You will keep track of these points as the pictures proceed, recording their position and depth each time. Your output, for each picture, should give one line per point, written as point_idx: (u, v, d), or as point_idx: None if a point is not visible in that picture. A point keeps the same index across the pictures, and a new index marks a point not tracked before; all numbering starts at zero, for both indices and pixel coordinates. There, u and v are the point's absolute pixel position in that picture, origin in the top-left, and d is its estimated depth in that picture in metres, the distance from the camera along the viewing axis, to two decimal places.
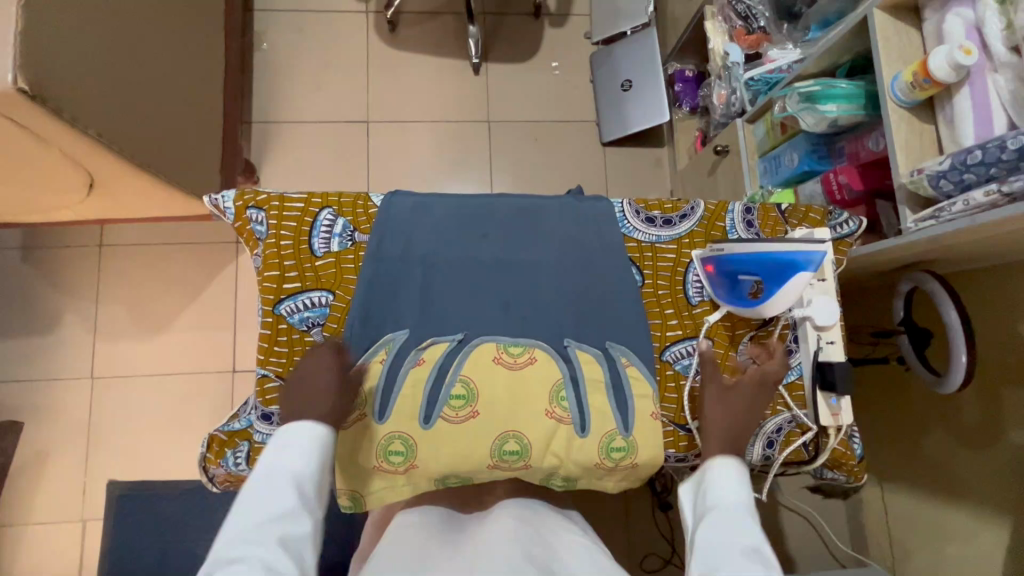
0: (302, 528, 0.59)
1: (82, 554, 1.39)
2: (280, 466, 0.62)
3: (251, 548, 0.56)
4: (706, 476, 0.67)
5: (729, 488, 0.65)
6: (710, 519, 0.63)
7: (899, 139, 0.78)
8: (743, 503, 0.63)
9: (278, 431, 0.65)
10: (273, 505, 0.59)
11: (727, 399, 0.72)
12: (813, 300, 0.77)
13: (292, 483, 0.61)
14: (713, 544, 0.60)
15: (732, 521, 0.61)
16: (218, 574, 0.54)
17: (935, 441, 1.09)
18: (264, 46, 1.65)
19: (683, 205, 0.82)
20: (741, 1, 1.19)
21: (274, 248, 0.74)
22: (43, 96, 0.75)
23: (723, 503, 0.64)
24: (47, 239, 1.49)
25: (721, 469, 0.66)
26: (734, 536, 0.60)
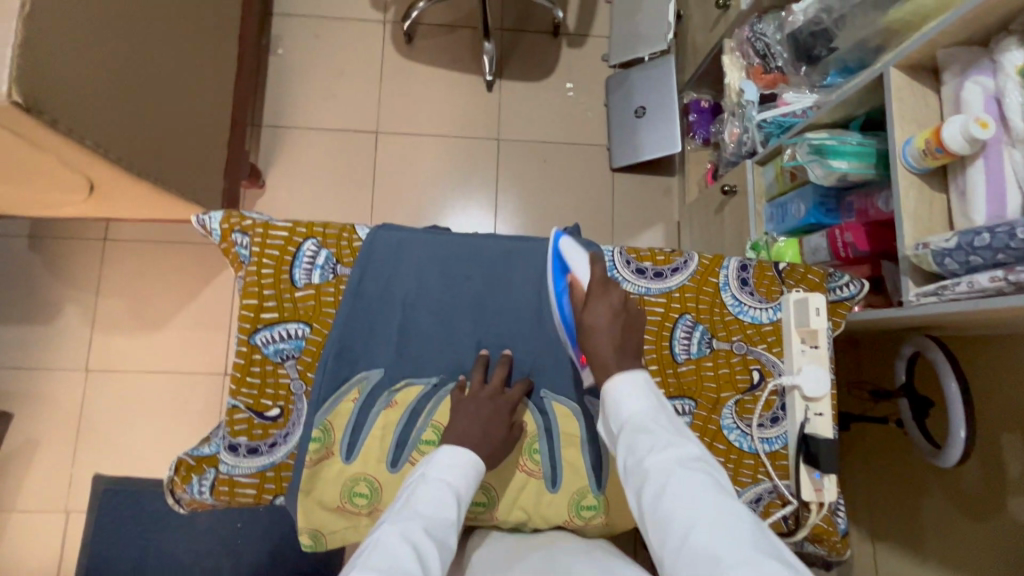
0: (449, 545, 0.57)
1: (64, 545, 1.40)
2: (444, 477, 0.62)
3: (406, 535, 0.54)
4: (609, 396, 0.62)
5: (633, 396, 0.60)
6: (628, 436, 0.59)
7: (908, 206, 0.75)
8: (649, 405, 0.60)
9: (443, 448, 0.65)
10: (428, 512, 0.57)
11: (591, 324, 0.67)
12: (802, 368, 0.74)
13: (451, 497, 0.60)
14: (640, 459, 0.56)
15: (646, 427, 0.58)
16: (373, 559, 0.51)
17: (934, 509, 1.00)
18: (280, 51, 1.65)
19: (675, 258, 0.79)
20: (760, 38, 1.16)
21: (255, 276, 0.73)
22: (38, 109, 0.75)
23: (633, 412, 0.60)
24: (53, 230, 1.51)
25: (617, 381, 0.62)
26: (653, 444, 0.56)
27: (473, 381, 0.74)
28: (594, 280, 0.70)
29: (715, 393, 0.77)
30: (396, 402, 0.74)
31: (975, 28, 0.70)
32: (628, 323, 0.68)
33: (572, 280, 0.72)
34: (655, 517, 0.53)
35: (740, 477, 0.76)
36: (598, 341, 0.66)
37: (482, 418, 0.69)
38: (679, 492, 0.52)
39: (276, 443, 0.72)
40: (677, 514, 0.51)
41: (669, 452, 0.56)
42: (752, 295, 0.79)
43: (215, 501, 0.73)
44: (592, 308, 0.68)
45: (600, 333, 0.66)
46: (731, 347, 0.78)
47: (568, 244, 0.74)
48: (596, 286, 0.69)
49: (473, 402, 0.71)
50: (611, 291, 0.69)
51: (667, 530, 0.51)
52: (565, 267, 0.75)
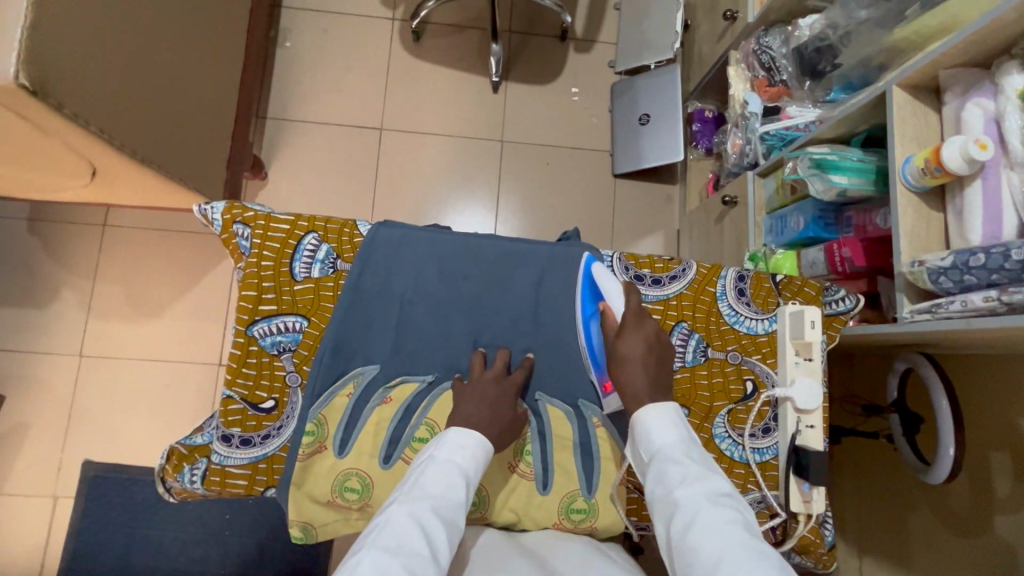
0: (458, 523, 0.58)
1: (51, 529, 1.39)
2: (453, 457, 0.62)
3: (414, 517, 0.55)
4: (638, 427, 0.64)
5: (663, 430, 0.62)
6: (657, 466, 0.60)
7: (905, 224, 0.76)
8: (679, 439, 0.62)
9: (451, 429, 0.65)
10: (438, 492, 0.58)
11: (625, 354, 0.69)
12: (796, 380, 0.74)
13: (461, 478, 0.61)
14: (670, 490, 0.58)
15: (676, 459, 0.60)
16: (382, 542, 0.53)
17: (919, 522, 1.01)
18: (287, 44, 1.66)
19: (674, 266, 0.80)
20: (765, 51, 1.16)
21: (255, 268, 0.73)
22: (44, 92, 0.75)
23: (664, 444, 0.62)
24: (53, 213, 1.50)
25: (648, 412, 0.64)
26: (682, 477, 0.58)
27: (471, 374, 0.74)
28: (629, 310, 0.72)
29: (708, 402, 0.77)
30: (390, 398, 0.74)
31: (977, 50, 0.71)
32: (661, 356, 0.70)
33: (605, 306, 0.74)
34: (682, 550, 0.53)
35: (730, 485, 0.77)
36: (631, 374, 0.67)
37: (489, 400, 0.70)
38: (709, 526, 0.53)
39: (269, 435, 0.72)
40: (705, 546, 0.51)
41: (699, 485, 0.57)
42: (748, 306, 0.80)
43: (205, 491, 0.73)
44: (628, 338, 0.70)
45: (634, 364, 0.68)
46: (726, 356, 0.79)
47: (601, 271, 0.76)
48: (631, 317, 0.71)
49: (479, 386, 0.72)
50: (646, 323, 0.71)
51: (694, 563, 0.51)
52: (597, 294, 0.76)
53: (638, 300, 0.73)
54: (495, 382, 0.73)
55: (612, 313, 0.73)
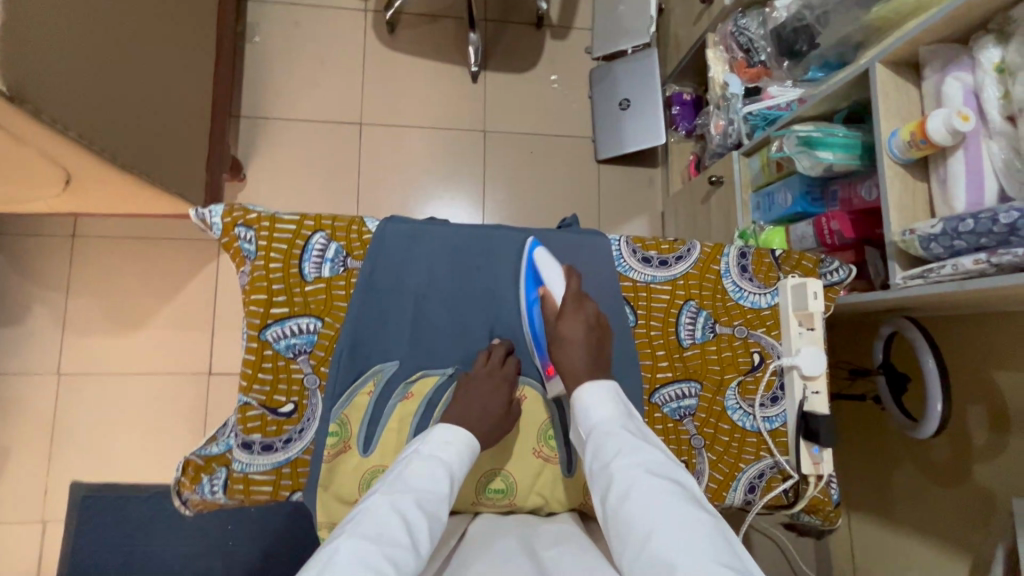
0: (441, 516, 0.59)
1: (41, 555, 1.34)
2: (437, 453, 0.63)
3: (394, 508, 0.56)
4: (576, 403, 0.67)
5: (600, 406, 0.65)
6: (595, 440, 0.63)
7: (893, 195, 0.80)
8: (617, 413, 0.65)
9: (438, 426, 0.66)
10: (421, 486, 0.59)
11: (566, 336, 0.70)
12: (801, 350, 0.78)
13: (444, 474, 0.61)
14: (605, 463, 0.60)
15: (613, 433, 0.62)
16: (356, 532, 0.53)
17: (906, 476, 1.07)
18: (257, 39, 1.60)
19: (679, 246, 0.82)
20: (743, 33, 1.20)
21: (263, 271, 0.72)
22: (21, 98, 0.71)
23: (601, 419, 0.64)
24: (17, 226, 1.42)
25: (586, 391, 0.66)
26: (618, 450, 0.60)
27: (479, 360, 0.76)
28: (568, 293, 0.74)
29: (719, 376, 0.80)
30: (411, 394, 0.74)
31: (954, 27, 0.74)
32: (601, 338, 0.72)
33: (546, 291, 0.75)
34: (617, 519, 0.56)
35: (744, 454, 0.80)
36: (572, 355, 0.69)
37: (483, 395, 0.71)
38: (642, 499, 0.56)
39: (291, 439, 0.71)
40: (639, 519, 0.54)
41: (634, 458, 0.59)
42: (752, 281, 0.82)
43: (228, 500, 0.72)
44: (568, 321, 0.71)
45: (574, 346, 0.70)
46: (733, 331, 0.81)
47: (543, 256, 0.76)
48: (570, 301, 0.73)
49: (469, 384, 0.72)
50: (585, 306, 0.73)
51: (628, 532, 0.55)
52: (537, 279, 0.77)
53: (577, 283, 0.75)
54: (483, 382, 0.73)
55: (554, 297, 0.75)
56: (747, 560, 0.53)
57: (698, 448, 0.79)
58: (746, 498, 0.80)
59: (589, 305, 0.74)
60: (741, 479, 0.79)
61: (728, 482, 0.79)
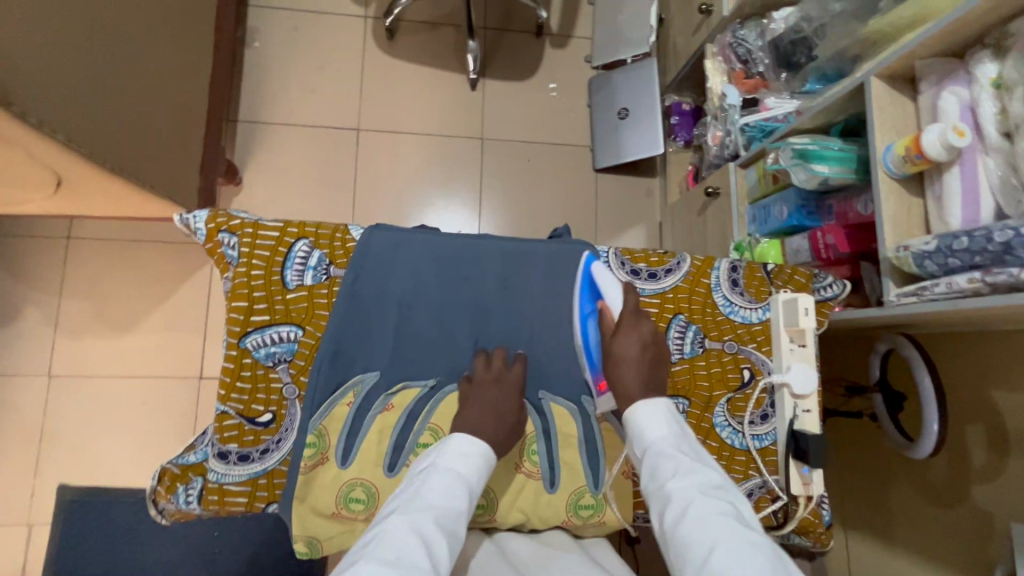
0: (459, 534, 0.57)
1: (26, 558, 1.33)
2: (453, 467, 0.62)
3: (414, 527, 0.54)
4: (631, 423, 0.66)
5: (655, 424, 0.64)
6: (650, 460, 0.62)
7: (888, 210, 0.78)
8: (672, 433, 0.63)
9: (453, 437, 0.65)
10: (439, 502, 0.57)
11: (620, 354, 0.71)
12: (791, 367, 0.76)
13: (462, 490, 0.60)
14: (662, 483, 0.59)
15: (668, 452, 0.61)
16: (377, 553, 0.51)
17: (902, 495, 1.05)
18: (256, 44, 1.60)
19: (669, 259, 0.80)
20: (741, 44, 1.20)
21: (244, 278, 0.71)
22: (6, 100, 0.71)
23: (657, 438, 0.63)
24: (13, 227, 1.42)
25: (640, 407, 0.66)
26: (673, 468, 0.59)
27: (481, 365, 0.74)
28: (626, 308, 0.74)
29: (707, 392, 0.78)
30: (392, 405, 0.73)
31: (951, 40, 0.73)
32: (656, 357, 0.72)
33: (603, 305, 0.76)
34: (675, 539, 0.54)
35: (731, 473, 0.78)
36: (626, 371, 0.69)
37: (494, 405, 0.70)
38: (700, 515, 0.54)
39: (268, 449, 0.70)
40: (696, 536, 0.52)
41: (689, 476, 0.58)
42: (742, 296, 0.81)
43: (203, 511, 0.71)
44: (624, 337, 0.72)
45: (627, 363, 0.70)
46: (722, 346, 0.80)
47: (601, 269, 0.77)
48: (628, 317, 0.73)
49: (480, 390, 0.71)
50: (643, 322, 0.73)
51: (685, 551, 0.53)
52: (596, 293, 0.78)
53: (636, 300, 0.75)
54: (493, 390, 0.72)
55: (612, 312, 0.75)
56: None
57: None
58: None
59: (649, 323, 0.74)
60: None
61: None
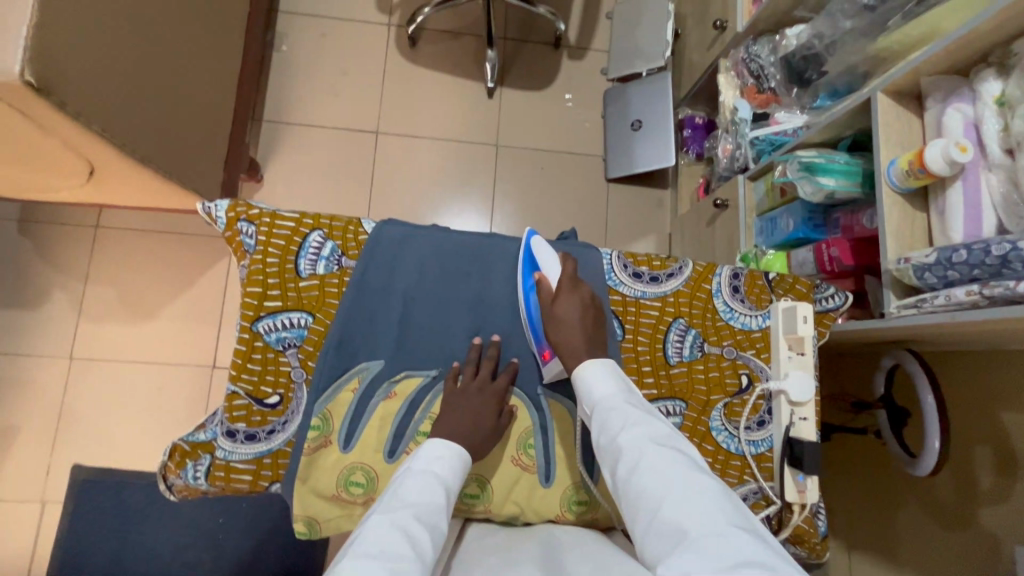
0: (441, 528, 0.58)
1: (38, 535, 1.37)
2: (429, 468, 0.63)
3: (395, 521, 0.55)
4: (579, 381, 0.68)
5: (602, 382, 0.66)
6: (599, 415, 0.64)
7: (890, 223, 0.79)
8: (618, 388, 0.65)
9: (427, 443, 0.67)
10: (416, 499, 0.59)
11: (562, 316, 0.72)
12: (789, 374, 0.76)
13: (439, 489, 0.61)
14: (613, 437, 0.61)
15: (617, 408, 0.63)
16: (363, 545, 0.52)
17: (904, 514, 1.04)
18: (283, 48, 1.67)
19: (671, 263, 0.82)
20: (755, 60, 1.23)
21: (260, 264, 0.74)
22: (49, 91, 0.75)
23: (605, 396, 0.65)
24: (45, 214, 1.49)
25: (588, 367, 0.67)
26: (623, 423, 0.61)
27: (469, 371, 0.75)
28: (563, 277, 0.75)
29: (705, 396, 0.79)
30: (395, 393, 0.75)
31: (957, 58, 0.74)
32: (597, 318, 0.74)
33: (541, 276, 0.76)
34: (629, 489, 0.57)
35: (726, 478, 0.78)
36: (567, 332, 0.71)
37: (476, 412, 0.72)
38: (650, 467, 0.56)
39: (274, 430, 0.73)
40: (648, 487, 0.55)
41: (638, 428, 0.60)
42: (743, 302, 0.82)
43: (210, 487, 0.74)
44: (564, 302, 0.73)
45: (570, 326, 0.71)
46: (722, 351, 0.80)
47: (540, 243, 0.78)
48: (566, 284, 0.74)
49: (463, 395, 0.73)
50: (580, 289, 0.75)
51: (639, 501, 0.55)
52: (534, 265, 0.78)
53: (573, 267, 0.77)
54: (477, 398, 0.73)
55: (549, 281, 0.75)
56: (757, 524, 0.53)
57: None
58: None
59: (585, 291, 0.75)
60: None
61: None
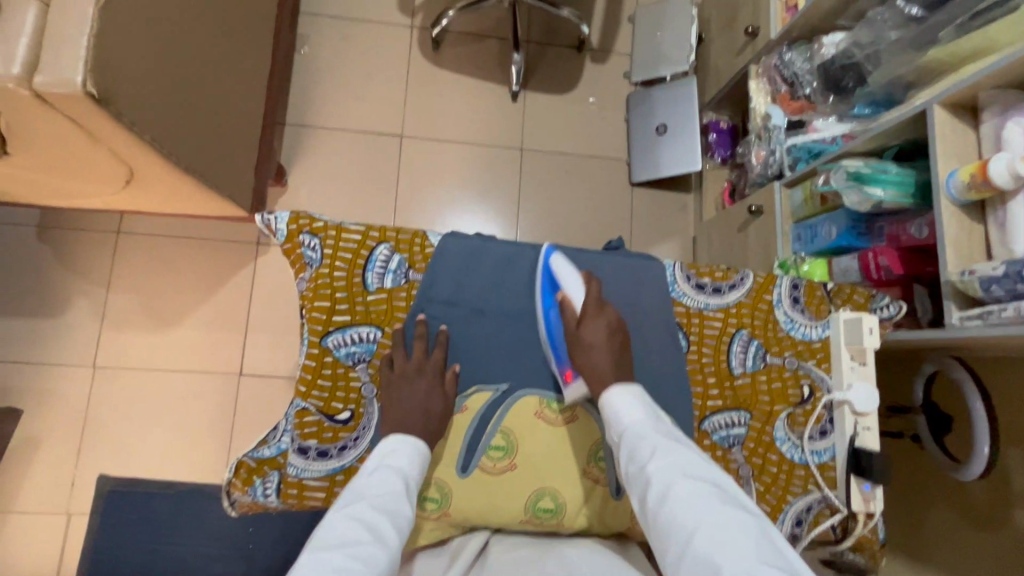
0: (402, 512, 0.59)
1: (65, 547, 1.35)
2: (387, 460, 0.64)
3: (350, 515, 0.56)
4: (605, 406, 0.66)
5: (629, 409, 0.64)
6: (627, 443, 0.62)
7: (950, 235, 0.80)
8: (645, 414, 0.64)
9: (383, 439, 0.67)
10: (373, 491, 0.60)
11: (589, 340, 0.71)
12: (853, 385, 0.77)
13: (397, 478, 0.62)
14: (641, 465, 0.59)
15: (645, 435, 0.61)
16: (322, 540, 0.54)
17: (936, 517, 1.06)
18: (306, 49, 1.64)
19: (733, 275, 0.82)
20: (788, 66, 1.23)
21: (327, 278, 0.74)
22: (107, 101, 0.74)
23: (632, 422, 0.63)
24: (66, 220, 1.46)
25: (613, 391, 0.66)
26: (651, 451, 0.59)
27: (398, 357, 0.73)
28: (589, 299, 0.74)
29: (769, 406, 0.80)
30: (467, 407, 0.75)
31: (1020, 73, 0.75)
32: (624, 340, 0.72)
33: (564, 297, 0.74)
34: (659, 520, 0.55)
35: (791, 487, 0.79)
36: (595, 358, 0.69)
37: (412, 396, 0.70)
38: (680, 499, 0.55)
39: (346, 446, 0.73)
40: (679, 519, 0.54)
41: (666, 457, 0.58)
42: (803, 313, 0.83)
43: (279, 504, 0.74)
44: (589, 325, 0.72)
45: (596, 349, 0.70)
46: (783, 362, 0.81)
47: (559, 260, 0.77)
48: (592, 305, 0.73)
49: (406, 381, 0.71)
50: (605, 311, 0.73)
51: (669, 533, 0.54)
52: (555, 284, 0.77)
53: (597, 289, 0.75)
54: (420, 383, 0.72)
55: (573, 303, 0.74)
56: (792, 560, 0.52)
57: (746, 478, 0.78)
58: (793, 532, 0.79)
59: (610, 312, 0.74)
60: (789, 512, 0.78)
61: (775, 514, 0.78)
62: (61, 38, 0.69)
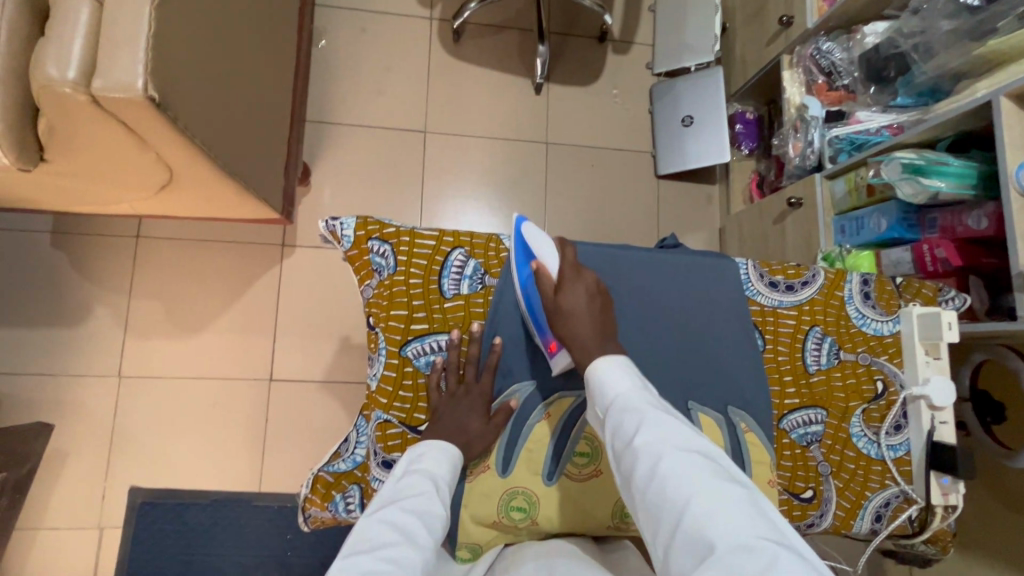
0: (435, 511, 0.58)
1: (98, 561, 1.32)
2: (416, 465, 0.64)
3: (381, 520, 0.55)
4: (593, 379, 0.62)
5: (617, 380, 0.60)
6: (614, 416, 0.57)
7: (1021, 228, 0.81)
8: (634, 387, 0.59)
9: (412, 448, 0.67)
10: (402, 494, 0.59)
11: (570, 308, 0.68)
12: (931, 379, 0.77)
13: (425, 479, 0.62)
14: (627, 441, 0.55)
15: (632, 406, 0.57)
16: (354, 546, 0.53)
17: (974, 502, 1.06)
18: (322, 43, 1.59)
19: (804, 271, 0.82)
20: (825, 56, 1.22)
21: (404, 285, 0.74)
22: (166, 105, 0.70)
23: (619, 394, 0.59)
24: (82, 225, 1.41)
25: (600, 365, 0.62)
26: (636, 423, 0.55)
27: (451, 377, 0.74)
28: (565, 266, 0.72)
29: (844, 404, 0.80)
30: (549, 414, 0.75)
31: None
32: (605, 305, 0.70)
33: (540, 264, 0.72)
34: (647, 496, 0.52)
35: (869, 483, 0.80)
36: (577, 327, 0.67)
37: (462, 419, 0.71)
38: (669, 471, 0.51)
39: None
40: (668, 494, 0.50)
41: (653, 428, 0.54)
42: (874, 308, 0.83)
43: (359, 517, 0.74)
44: (570, 292, 0.69)
45: (580, 316, 0.67)
46: (856, 358, 0.81)
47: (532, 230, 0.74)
48: (569, 272, 0.70)
49: (451, 407, 0.71)
50: (584, 276, 0.71)
51: (658, 508, 0.50)
52: (531, 255, 0.74)
53: (573, 254, 0.73)
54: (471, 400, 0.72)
55: (549, 270, 0.71)
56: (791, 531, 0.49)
57: (825, 475, 0.80)
58: (872, 526, 0.81)
59: (587, 274, 0.71)
60: (869, 507, 0.80)
61: (855, 511, 0.80)
62: (118, 38, 0.65)
